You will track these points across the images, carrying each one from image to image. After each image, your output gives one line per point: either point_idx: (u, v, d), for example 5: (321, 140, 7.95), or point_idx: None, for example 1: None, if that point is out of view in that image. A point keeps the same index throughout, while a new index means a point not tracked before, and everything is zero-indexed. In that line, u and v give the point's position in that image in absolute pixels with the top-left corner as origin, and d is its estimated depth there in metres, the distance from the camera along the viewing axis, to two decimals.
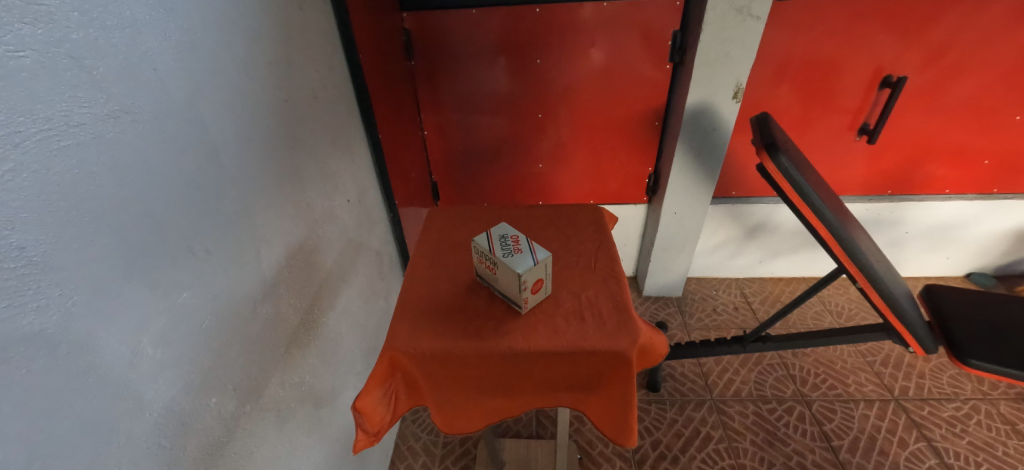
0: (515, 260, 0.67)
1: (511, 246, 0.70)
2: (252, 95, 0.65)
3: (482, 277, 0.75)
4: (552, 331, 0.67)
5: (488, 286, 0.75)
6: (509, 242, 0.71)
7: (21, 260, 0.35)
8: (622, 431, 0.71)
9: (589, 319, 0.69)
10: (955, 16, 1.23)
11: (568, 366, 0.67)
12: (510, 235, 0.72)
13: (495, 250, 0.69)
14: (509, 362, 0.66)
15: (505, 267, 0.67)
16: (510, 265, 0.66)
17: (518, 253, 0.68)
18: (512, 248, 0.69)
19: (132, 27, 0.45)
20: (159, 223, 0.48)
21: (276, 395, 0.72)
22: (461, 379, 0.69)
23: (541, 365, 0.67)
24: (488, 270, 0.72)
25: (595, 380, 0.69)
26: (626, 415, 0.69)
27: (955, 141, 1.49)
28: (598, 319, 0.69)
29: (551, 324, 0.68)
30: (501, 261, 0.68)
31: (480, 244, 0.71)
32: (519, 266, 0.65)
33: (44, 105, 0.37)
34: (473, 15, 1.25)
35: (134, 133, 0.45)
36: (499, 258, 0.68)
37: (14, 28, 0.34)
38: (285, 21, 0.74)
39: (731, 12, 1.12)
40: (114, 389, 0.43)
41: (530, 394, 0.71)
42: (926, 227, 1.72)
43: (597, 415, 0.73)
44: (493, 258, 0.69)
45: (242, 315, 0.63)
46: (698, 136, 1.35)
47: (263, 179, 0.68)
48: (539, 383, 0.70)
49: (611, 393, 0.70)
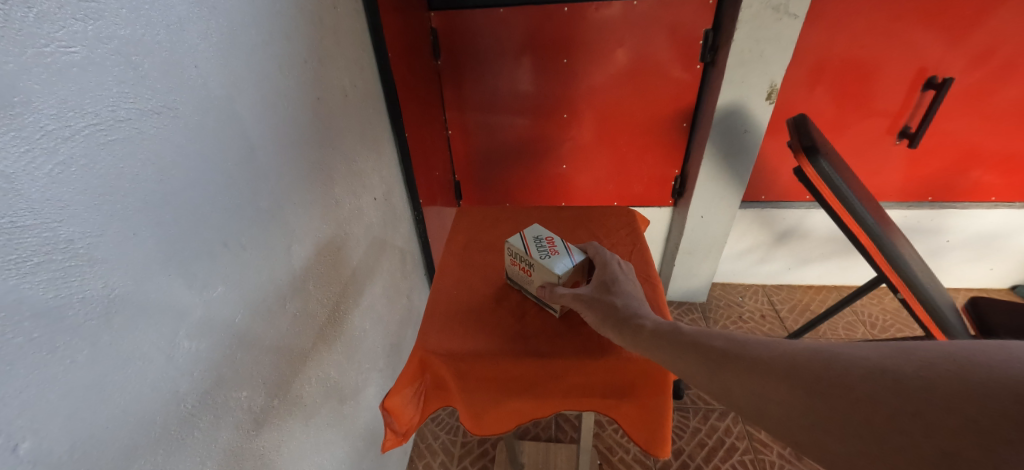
0: (552, 262, 0.68)
1: (547, 248, 0.70)
2: (288, 94, 0.66)
3: (515, 280, 0.75)
4: (584, 336, 0.66)
5: (520, 289, 0.75)
6: (543, 243, 0.72)
7: (67, 252, 0.36)
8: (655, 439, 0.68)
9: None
10: (1008, 14, 1.16)
11: (603, 371, 0.65)
12: (544, 237, 0.73)
13: (531, 252, 0.69)
14: (539, 367, 0.64)
15: (541, 268, 0.68)
16: (548, 266, 0.67)
17: (555, 255, 0.69)
18: (549, 251, 0.70)
19: (176, 24, 0.46)
20: (197, 217, 0.49)
21: (304, 390, 0.73)
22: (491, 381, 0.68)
23: (574, 371, 0.65)
24: (523, 272, 0.72)
25: (628, 387, 0.66)
26: (660, 420, 0.67)
27: (1005, 145, 1.40)
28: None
29: (584, 329, 0.67)
30: (538, 263, 0.68)
31: (514, 244, 0.72)
32: (558, 269, 0.66)
33: (93, 99, 0.37)
34: (500, 15, 1.24)
35: (176, 129, 0.46)
36: (536, 259, 0.69)
37: (66, 24, 0.35)
38: (319, 20, 0.75)
39: (767, 10, 1.09)
40: (152, 380, 0.44)
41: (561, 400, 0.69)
42: (968, 237, 1.64)
43: (630, 422, 0.70)
44: (529, 259, 0.69)
45: (273, 311, 0.64)
46: (729, 138, 1.31)
47: (295, 177, 0.69)
48: (571, 388, 0.67)
49: (645, 401, 0.67)
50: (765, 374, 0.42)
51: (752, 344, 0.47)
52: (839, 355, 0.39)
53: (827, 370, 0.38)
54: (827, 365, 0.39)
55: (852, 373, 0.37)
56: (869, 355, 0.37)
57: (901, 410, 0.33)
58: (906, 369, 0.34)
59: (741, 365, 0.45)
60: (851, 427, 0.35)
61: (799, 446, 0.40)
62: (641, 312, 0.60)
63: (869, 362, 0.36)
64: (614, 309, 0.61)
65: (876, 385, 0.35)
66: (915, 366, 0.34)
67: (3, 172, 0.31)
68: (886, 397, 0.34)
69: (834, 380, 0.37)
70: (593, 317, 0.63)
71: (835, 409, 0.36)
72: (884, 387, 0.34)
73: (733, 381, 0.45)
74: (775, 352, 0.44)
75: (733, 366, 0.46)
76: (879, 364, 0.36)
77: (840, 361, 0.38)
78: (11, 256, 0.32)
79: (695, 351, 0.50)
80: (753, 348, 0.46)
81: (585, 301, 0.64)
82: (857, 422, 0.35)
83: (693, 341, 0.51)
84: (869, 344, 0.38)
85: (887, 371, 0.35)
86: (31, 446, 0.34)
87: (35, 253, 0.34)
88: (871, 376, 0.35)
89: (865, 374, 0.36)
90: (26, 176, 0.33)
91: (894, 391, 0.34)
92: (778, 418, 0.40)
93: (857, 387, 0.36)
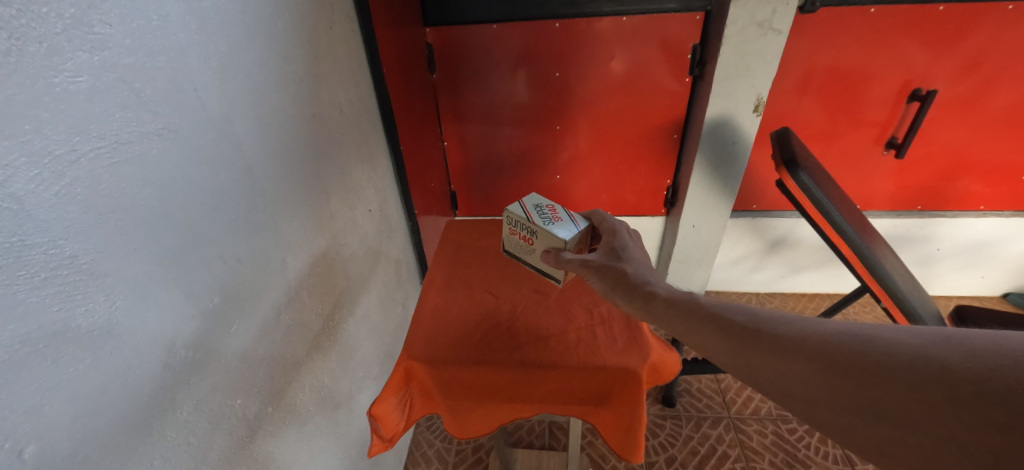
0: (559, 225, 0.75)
1: (549, 215, 0.77)
2: (284, 112, 0.69)
3: (518, 246, 0.83)
4: (563, 344, 0.69)
5: (522, 254, 0.84)
6: (545, 211, 0.79)
7: (72, 267, 0.38)
8: (630, 446, 0.70)
9: (601, 335, 0.70)
10: (989, 28, 1.19)
11: (581, 380, 0.67)
12: (545, 205, 0.80)
13: (536, 219, 0.76)
14: (520, 375, 0.66)
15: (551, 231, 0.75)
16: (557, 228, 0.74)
17: (557, 221, 0.76)
18: (551, 217, 0.77)
19: (177, 50, 0.48)
20: (195, 232, 0.51)
21: (297, 398, 0.75)
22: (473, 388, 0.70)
23: (553, 379, 0.67)
24: (526, 238, 0.80)
25: (605, 394, 0.69)
26: (634, 431, 0.69)
27: (991, 155, 1.43)
28: (609, 335, 0.70)
29: (563, 339, 0.69)
30: (545, 227, 0.76)
31: (518, 213, 0.78)
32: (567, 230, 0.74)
33: (99, 124, 0.40)
34: (494, 30, 1.28)
35: (175, 149, 0.48)
36: (543, 223, 0.76)
37: (74, 56, 0.38)
38: (315, 41, 0.78)
39: (752, 25, 1.12)
40: (150, 387, 0.46)
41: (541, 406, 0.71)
42: (959, 245, 1.66)
43: (606, 429, 0.72)
44: (536, 224, 0.77)
45: (267, 321, 0.66)
46: (717, 149, 1.34)
47: (291, 191, 0.72)
48: (551, 393, 0.69)
49: (621, 409, 0.69)
50: (791, 352, 0.41)
51: (774, 319, 0.46)
52: (878, 339, 0.37)
53: (863, 353, 0.37)
54: (862, 348, 0.38)
55: (892, 360, 0.36)
56: (909, 340, 0.36)
57: (940, 400, 0.32)
58: (950, 359, 0.33)
59: (762, 340, 0.44)
60: (882, 412, 0.35)
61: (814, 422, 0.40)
62: (649, 279, 0.62)
63: (909, 349, 0.35)
64: (624, 276, 0.63)
65: (916, 374, 0.34)
66: (961, 354, 0.33)
67: (14, 194, 0.34)
68: (924, 385, 0.33)
69: (873, 366, 0.36)
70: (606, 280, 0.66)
71: (866, 393, 0.36)
72: (925, 377, 0.33)
73: (752, 355, 0.44)
74: (801, 329, 0.43)
75: (750, 339, 0.45)
76: (918, 350, 0.35)
77: (878, 344, 0.37)
78: (19, 272, 0.35)
79: (711, 325, 0.49)
80: (778, 324, 0.45)
81: (594, 267, 0.67)
82: (889, 409, 0.35)
83: (707, 312, 0.51)
84: (908, 329, 0.37)
85: (934, 360, 0.34)
86: (34, 450, 0.36)
87: (42, 269, 0.36)
88: (911, 363, 0.35)
89: (905, 361, 0.35)
90: (35, 198, 0.35)
91: (935, 382, 0.33)
92: (797, 393, 0.40)
93: (895, 374, 0.35)
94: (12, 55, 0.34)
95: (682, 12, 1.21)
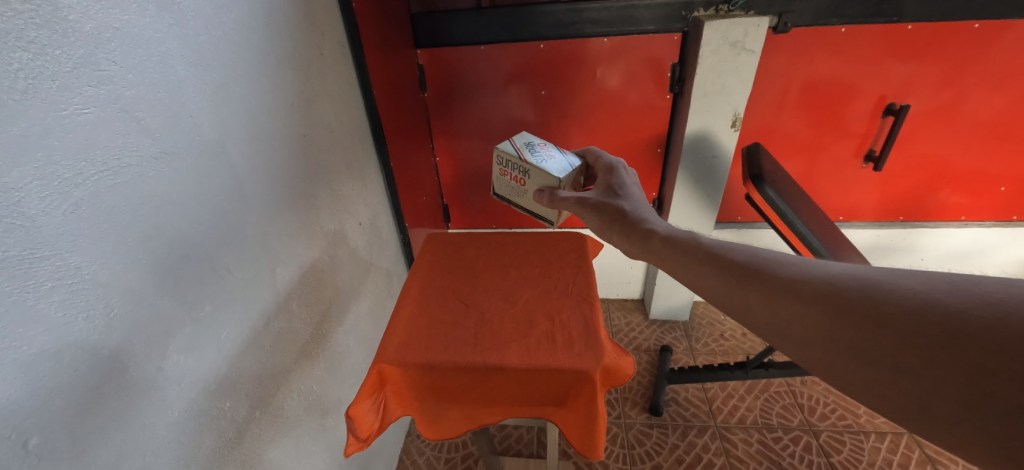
0: (547, 166, 0.90)
1: (539, 158, 0.93)
2: (275, 134, 0.74)
3: (515, 188, 0.98)
4: (525, 349, 0.72)
5: (518, 196, 0.99)
6: (537, 156, 0.93)
7: (76, 277, 0.43)
8: (589, 446, 0.74)
9: (559, 339, 0.74)
10: (960, 45, 1.23)
11: (540, 382, 0.71)
12: (535, 151, 0.95)
13: (529, 160, 0.91)
14: (486, 376, 0.71)
15: (540, 172, 0.90)
16: (546, 170, 0.89)
17: (548, 162, 0.91)
18: (542, 159, 0.92)
19: (174, 81, 0.54)
20: (188, 245, 0.56)
21: (286, 403, 0.79)
22: (444, 389, 0.74)
23: (515, 380, 0.71)
24: (521, 180, 0.95)
25: (564, 396, 0.73)
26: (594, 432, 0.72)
27: (970, 167, 1.46)
28: (567, 340, 0.74)
29: (524, 343, 0.74)
30: (535, 167, 0.90)
31: (514, 156, 0.93)
32: (555, 172, 0.88)
33: (102, 150, 0.45)
34: (482, 51, 1.34)
35: (171, 171, 0.53)
36: (533, 164, 0.91)
37: (83, 91, 0.43)
38: (306, 67, 0.84)
39: (726, 46, 1.22)
40: (143, 388, 0.50)
41: (507, 406, 0.75)
42: (942, 254, 1.69)
43: (567, 429, 0.76)
44: (526, 165, 0.91)
45: (257, 328, 0.70)
46: (698, 163, 1.43)
47: (282, 206, 0.77)
48: (515, 393, 0.74)
49: (580, 410, 0.73)
50: (794, 296, 0.46)
51: (784, 265, 0.50)
52: (886, 284, 0.41)
53: (869, 297, 0.41)
54: (868, 294, 0.41)
55: (898, 304, 0.39)
56: (916, 289, 0.39)
57: (944, 344, 0.35)
58: (959, 306, 0.36)
59: (768, 284, 0.49)
60: (883, 357, 0.38)
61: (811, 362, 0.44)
62: (648, 217, 0.71)
63: (916, 295, 0.38)
64: (623, 212, 0.74)
65: (921, 318, 0.37)
66: (971, 306, 0.35)
67: (27, 213, 0.39)
68: (931, 331, 0.36)
69: (876, 310, 0.40)
70: (595, 218, 0.78)
71: (865, 336, 0.39)
72: (928, 322, 0.36)
73: (752, 296, 0.50)
74: (809, 276, 0.47)
75: (759, 284, 0.50)
76: (924, 296, 0.38)
77: (887, 292, 0.40)
78: (28, 282, 0.39)
79: (716, 264, 0.55)
80: (786, 270, 0.49)
81: (592, 205, 0.78)
82: (891, 355, 0.38)
83: (714, 256, 0.57)
84: (918, 276, 0.40)
85: (940, 307, 0.36)
86: (38, 441, 0.40)
87: (49, 278, 0.41)
88: (912, 312, 0.38)
89: (910, 305, 0.38)
90: (46, 216, 0.40)
91: (942, 326, 0.35)
92: (794, 330, 0.45)
93: (901, 319, 0.38)
94: (29, 93, 0.38)
95: (661, 33, 1.27)
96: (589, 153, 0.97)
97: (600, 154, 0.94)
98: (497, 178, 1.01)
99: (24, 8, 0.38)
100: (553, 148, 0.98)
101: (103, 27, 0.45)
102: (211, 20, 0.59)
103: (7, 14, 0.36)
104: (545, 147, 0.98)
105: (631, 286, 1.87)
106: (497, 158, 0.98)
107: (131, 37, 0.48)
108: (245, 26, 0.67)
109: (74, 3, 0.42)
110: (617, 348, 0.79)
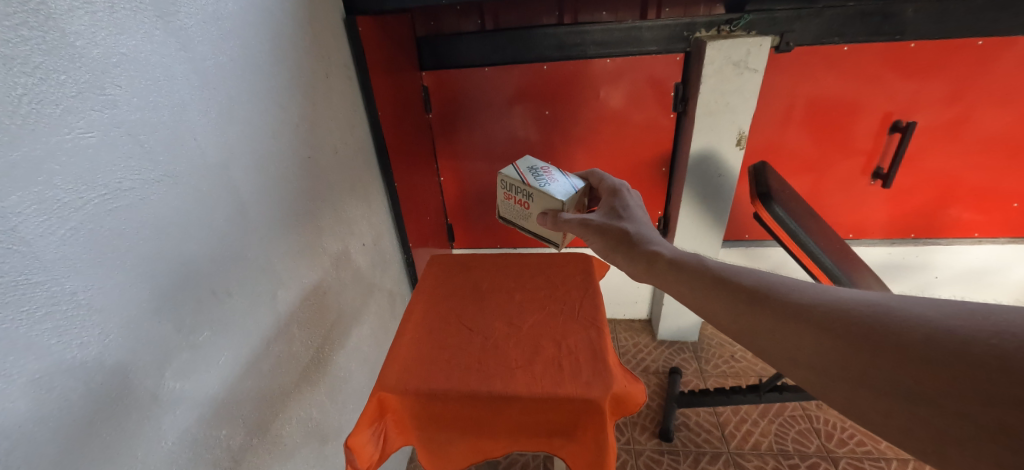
0: (550, 189, 0.89)
1: (542, 180, 0.92)
2: (279, 156, 0.74)
3: (519, 210, 0.97)
4: (530, 376, 0.71)
5: (524, 219, 0.98)
6: (540, 178, 0.93)
7: (71, 303, 0.42)
8: None
9: (565, 365, 0.72)
10: (965, 62, 1.23)
11: (544, 411, 0.69)
12: (539, 173, 0.95)
13: (531, 183, 0.91)
14: (487, 405, 0.69)
15: (543, 195, 0.89)
16: (549, 193, 0.88)
17: (551, 185, 0.91)
18: (545, 182, 0.92)
19: (180, 105, 0.54)
20: (188, 268, 0.55)
21: (284, 430, 0.76)
22: (444, 419, 0.71)
23: (519, 410, 0.69)
24: (525, 202, 0.94)
25: (571, 425, 0.70)
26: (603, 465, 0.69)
27: (981, 183, 1.44)
28: (575, 367, 0.72)
29: (529, 371, 0.72)
30: (538, 191, 0.89)
31: (516, 179, 0.93)
32: (558, 195, 0.87)
33: (104, 174, 0.44)
34: (486, 73, 1.36)
35: (173, 194, 0.53)
36: (536, 188, 0.90)
37: (86, 115, 0.42)
38: (311, 89, 0.84)
39: (729, 65, 1.22)
40: (138, 416, 0.49)
41: (510, 436, 0.72)
42: (957, 272, 1.65)
43: (574, 460, 0.72)
44: (530, 188, 0.91)
45: (256, 353, 0.69)
46: (704, 182, 1.43)
47: (284, 228, 0.76)
48: (517, 423, 0.71)
49: (588, 441, 0.70)
50: (806, 321, 0.44)
51: (793, 291, 0.48)
52: (900, 309, 0.39)
53: (881, 325, 0.39)
54: (882, 321, 0.39)
55: (911, 333, 0.37)
56: (931, 315, 0.37)
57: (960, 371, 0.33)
58: (977, 333, 0.34)
59: (780, 308, 0.47)
60: (906, 389, 0.35)
61: (822, 392, 0.42)
62: (652, 241, 0.70)
63: (929, 324, 0.37)
64: (626, 235, 0.72)
65: (933, 347, 0.35)
66: (992, 333, 0.33)
67: (24, 237, 0.38)
68: (945, 358, 0.34)
69: (891, 336, 0.38)
70: (599, 240, 0.76)
71: (882, 366, 0.37)
72: (943, 352, 0.34)
73: (762, 321, 0.48)
74: (821, 300, 0.45)
75: (769, 307, 0.48)
76: (938, 324, 0.36)
77: (902, 318, 0.38)
78: (21, 308, 0.38)
79: (723, 289, 0.53)
80: (797, 295, 0.48)
81: (595, 227, 0.77)
82: (911, 387, 0.35)
83: (723, 280, 0.55)
84: (932, 305, 0.38)
85: (957, 333, 0.34)
86: None
87: (43, 305, 0.40)
88: (930, 336, 0.36)
89: (922, 334, 0.36)
90: (43, 240, 0.39)
91: (956, 354, 0.33)
92: (806, 360, 0.43)
93: (920, 347, 0.36)
94: (32, 117, 0.38)
95: (664, 53, 1.29)
96: (592, 175, 0.96)
97: (603, 177, 0.93)
98: (502, 202, 1.00)
99: (31, 34, 0.38)
100: (556, 171, 0.97)
101: (109, 52, 0.45)
102: (217, 44, 0.60)
103: (13, 40, 0.37)
104: (548, 171, 0.97)
105: (638, 306, 1.84)
106: (500, 182, 0.97)
107: (138, 62, 0.48)
108: (251, 51, 0.68)
109: (81, 29, 0.42)
110: (625, 375, 0.77)
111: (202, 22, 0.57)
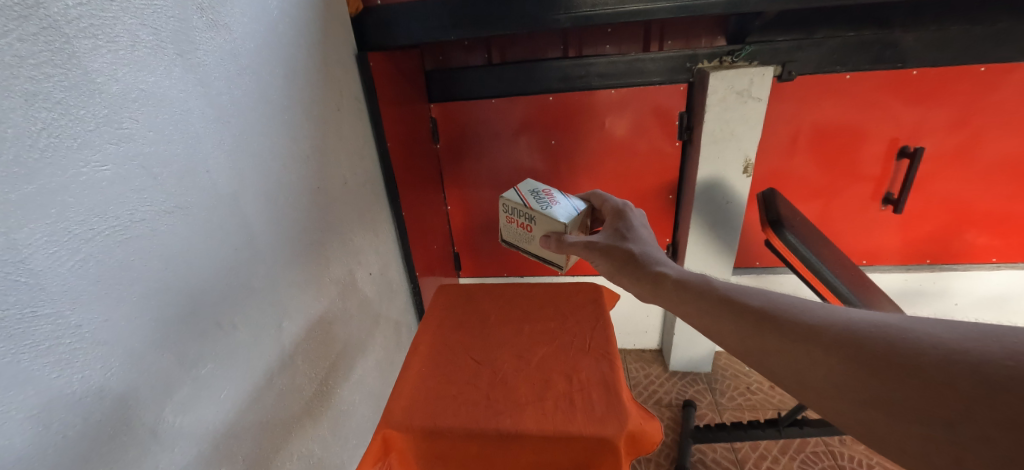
0: (552, 212, 0.89)
1: (544, 202, 0.92)
2: (290, 186, 0.75)
3: (522, 233, 0.97)
4: (541, 412, 0.68)
5: (527, 243, 0.97)
6: (542, 202, 0.93)
7: (75, 336, 0.41)
8: None
9: (577, 401, 0.70)
10: (969, 88, 1.23)
11: (555, 450, 0.66)
12: (542, 195, 0.96)
13: (533, 206, 0.91)
14: (493, 440, 0.66)
15: (545, 218, 0.89)
16: (551, 215, 0.88)
17: (553, 207, 0.91)
18: (547, 204, 0.92)
19: (194, 139, 0.55)
20: (194, 299, 0.55)
21: (285, 467, 0.73)
22: (450, 458, 0.68)
23: (528, 446, 0.66)
24: (527, 225, 0.94)
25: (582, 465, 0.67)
26: None
27: (996, 208, 1.41)
28: (587, 403, 0.70)
29: (540, 406, 0.70)
30: (540, 213, 0.89)
31: (518, 202, 0.93)
32: (560, 217, 0.87)
33: (116, 206, 0.45)
34: (492, 103, 1.38)
35: (183, 226, 0.53)
36: (538, 211, 0.90)
37: (103, 149, 0.43)
38: (323, 121, 0.86)
39: (732, 94, 1.24)
40: (135, 453, 0.47)
41: None
42: (977, 299, 1.61)
43: None
44: (531, 211, 0.91)
45: (258, 386, 0.67)
46: (711, 208, 1.43)
47: (291, 258, 0.76)
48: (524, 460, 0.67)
49: None
50: (814, 343, 0.42)
51: (803, 311, 0.47)
52: (910, 330, 0.38)
53: (892, 346, 0.37)
54: (894, 342, 0.38)
55: (924, 354, 0.35)
56: (942, 336, 0.36)
57: (969, 391, 0.31)
58: (988, 355, 0.32)
59: (787, 329, 0.45)
60: (924, 413, 0.33)
61: (838, 418, 0.39)
62: (659, 261, 0.68)
63: (941, 345, 0.35)
64: (632, 255, 0.71)
65: (948, 368, 0.33)
66: (1006, 354, 0.31)
67: (32, 269, 0.38)
68: (959, 380, 0.32)
69: (903, 358, 0.36)
70: (603, 261, 0.75)
71: (897, 390, 0.35)
72: (958, 373, 0.32)
73: (771, 343, 0.46)
74: (829, 320, 0.43)
75: (777, 328, 0.46)
76: (951, 344, 0.35)
77: (913, 340, 0.37)
78: (24, 343, 0.37)
79: (730, 312, 0.51)
80: (806, 315, 0.46)
81: (599, 248, 0.76)
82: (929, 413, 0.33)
83: (728, 300, 0.53)
84: (941, 325, 0.37)
85: (971, 354, 0.33)
86: None
87: (47, 338, 0.39)
88: (943, 358, 0.34)
89: (935, 355, 0.34)
90: (52, 273, 0.39)
91: (969, 376, 0.32)
92: (818, 384, 0.41)
93: (934, 371, 0.34)
94: (49, 151, 0.39)
95: (667, 83, 1.31)
96: (594, 196, 0.95)
97: (604, 198, 0.92)
98: (503, 225, 1.00)
99: (54, 72, 0.39)
100: (558, 193, 0.97)
101: (129, 88, 0.46)
102: (233, 79, 0.62)
103: (36, 78, 0.38)
104: (550, 193, 0.96)
105: (649, 336, 1.80)
106: (503, 207, 0.97)
107: (155, 97, 0.49)
108: (266, 85, 0.69)
109: (103, 66, 0.43)
110: (642, 411, 0.74)
111: (219, 58, 0.59)
